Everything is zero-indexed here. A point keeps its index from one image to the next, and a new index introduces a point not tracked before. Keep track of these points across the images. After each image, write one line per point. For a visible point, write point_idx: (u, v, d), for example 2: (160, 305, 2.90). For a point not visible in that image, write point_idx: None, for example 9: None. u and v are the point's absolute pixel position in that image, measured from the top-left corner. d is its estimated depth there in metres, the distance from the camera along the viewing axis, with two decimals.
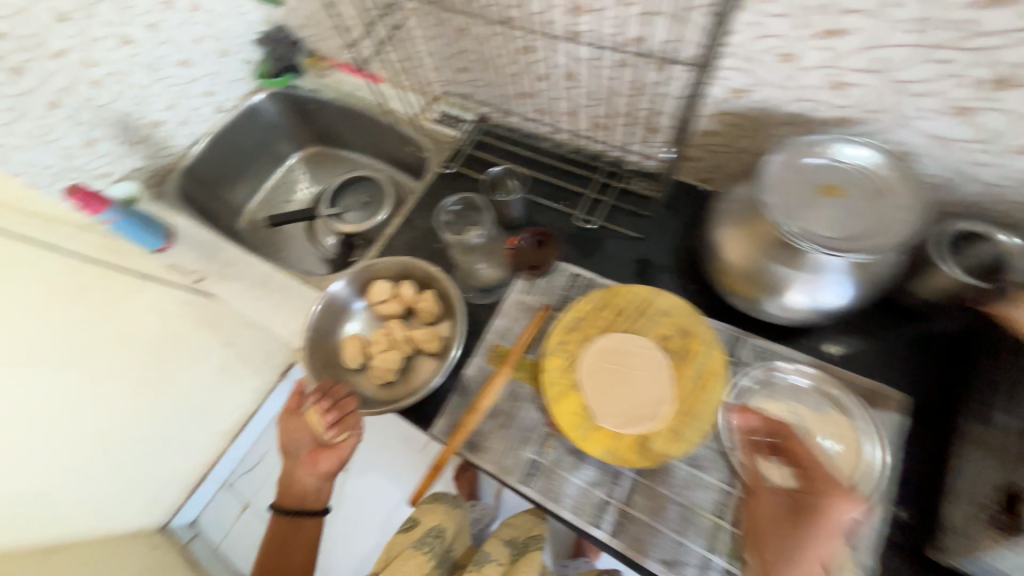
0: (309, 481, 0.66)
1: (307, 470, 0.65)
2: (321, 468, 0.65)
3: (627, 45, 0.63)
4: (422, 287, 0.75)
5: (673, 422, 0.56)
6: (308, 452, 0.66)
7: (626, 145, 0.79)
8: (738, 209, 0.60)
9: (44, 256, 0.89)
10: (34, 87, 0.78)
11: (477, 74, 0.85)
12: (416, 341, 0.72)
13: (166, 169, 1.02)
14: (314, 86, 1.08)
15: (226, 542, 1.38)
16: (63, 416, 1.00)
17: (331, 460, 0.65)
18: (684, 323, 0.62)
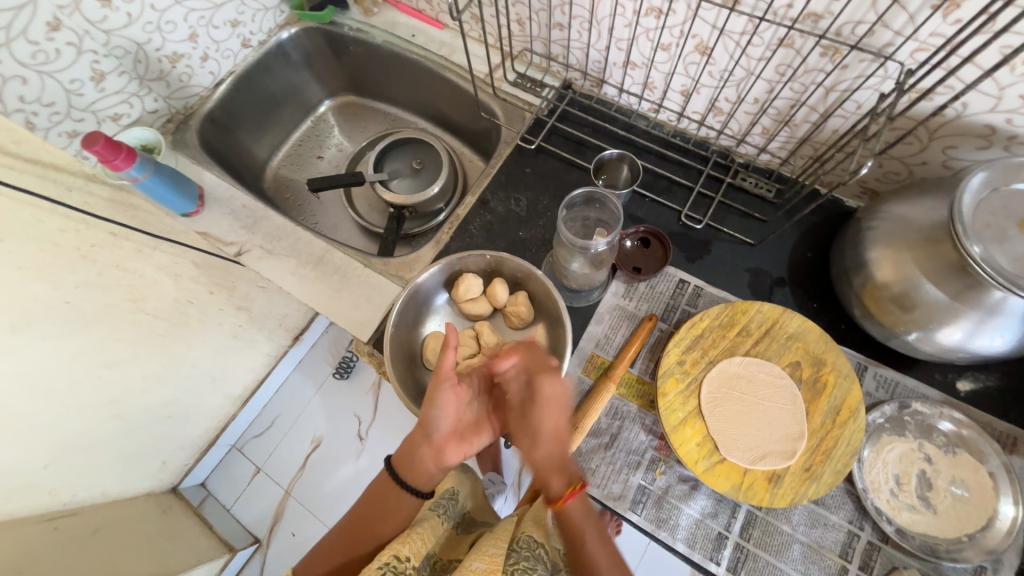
0: (431, 472, 0.54)
1: (433, 450, 0.54)
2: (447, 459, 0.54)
3: (800, 22, 0.52)
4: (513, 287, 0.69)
5: (806, 460, 0.53)
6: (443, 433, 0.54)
7: (736, 131, 0.68)
8: (898, 231, 0.53)
9: (47, 211, 0.67)
10: (29, 2, 0.61)
11: (573, 33, 0.71)
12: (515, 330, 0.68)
13: (184, 114, 0.86)
14: (359, 24, 0.91)
15: (238, 507, 1.20)
16: (63, 386, 0.78)
17: (456, 453, 0.54)
18: (816, 351, 0.57)
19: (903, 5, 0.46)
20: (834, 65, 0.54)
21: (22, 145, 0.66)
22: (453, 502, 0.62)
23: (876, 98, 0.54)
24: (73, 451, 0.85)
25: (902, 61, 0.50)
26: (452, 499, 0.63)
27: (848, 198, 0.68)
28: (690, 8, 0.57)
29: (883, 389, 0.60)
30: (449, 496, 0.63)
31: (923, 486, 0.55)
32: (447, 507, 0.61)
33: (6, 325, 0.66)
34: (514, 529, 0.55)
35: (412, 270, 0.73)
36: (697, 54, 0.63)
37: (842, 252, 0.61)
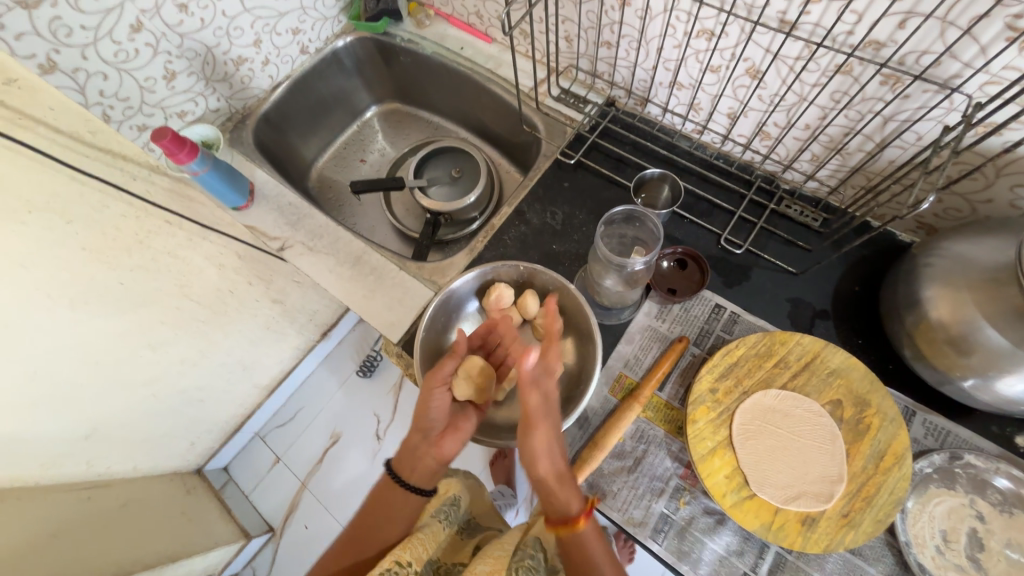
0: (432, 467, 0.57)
1: (433, 449, 0.56)
2: (446, 453, 0.57)
3: (861, 49, 0.51)
4: (544, 299, 0.69)
5: (844, 506, 0.50)
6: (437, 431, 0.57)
7: (789, 149, 0.67)
8: (958, 270, 0.50)
9: (112, 198, 0.72)
10: (117, 7, 0.65)
11: (621, 51, 0.72)
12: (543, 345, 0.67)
13: (242, 113, 0.91)
14: (411, 36, 0.95)
15: (256, 494, 1.23)
16: (108, 362, 0.82)
17: (451, 445, 0.57)
18: (859, 391, 0.54)
19: (975, 36, 0.44)
20: (902, 99, 0.52)
21: (96, 136, 0.70)
22: (455, 509, 0.62)
23: (939, 129, 0.52)
24: (112, 425, 0.89)
25: (970, 93, 0.48)
26: (455, 506, 0.63)
27: (901, 232, 0.65)
28: (744, 32, 0.57)
29: (933, 436, 0.56)
30: (451, 502, 0.63)
31: (973, 546, 0.51)
32: (448, 513, 0.61)
33: (64, 301, 0.71)
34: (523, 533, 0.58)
35: (444, 275, 0.74)
36: (747, 78, 0.62)
37: (893, 288, 0.58)
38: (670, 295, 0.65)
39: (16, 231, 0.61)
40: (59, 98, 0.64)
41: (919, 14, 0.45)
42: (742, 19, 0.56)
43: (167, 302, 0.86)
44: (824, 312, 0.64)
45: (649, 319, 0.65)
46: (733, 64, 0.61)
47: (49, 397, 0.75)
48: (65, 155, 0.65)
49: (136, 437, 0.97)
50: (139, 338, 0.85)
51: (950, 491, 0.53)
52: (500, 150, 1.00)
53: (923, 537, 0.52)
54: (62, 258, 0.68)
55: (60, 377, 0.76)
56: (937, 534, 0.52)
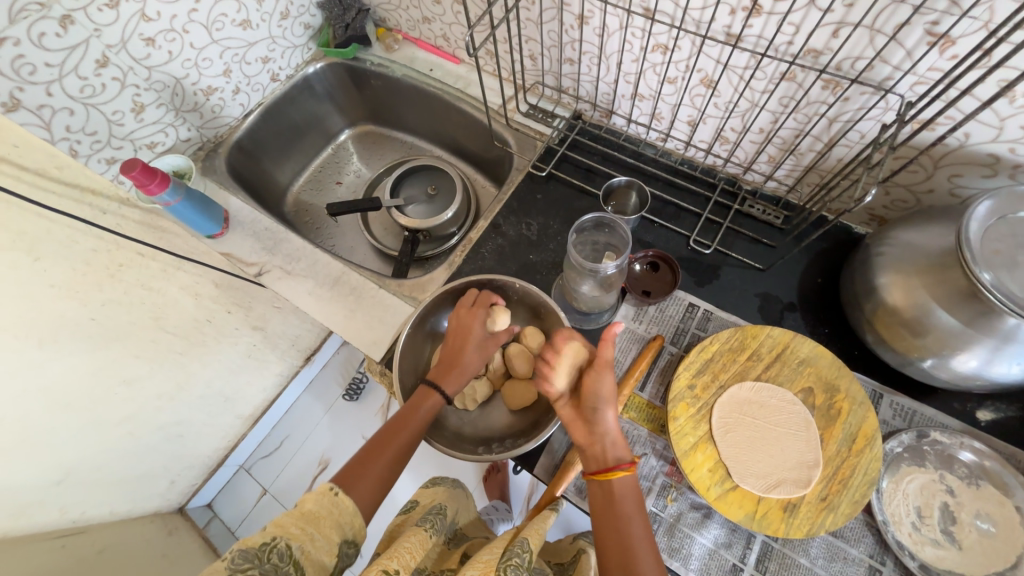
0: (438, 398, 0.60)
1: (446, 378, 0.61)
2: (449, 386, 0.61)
3: (801, 57, 0.54)
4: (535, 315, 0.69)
5: (823, 489, 0.52)
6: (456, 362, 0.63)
7: (747, 151, 0.70)
8: (907, 257, 0.54)
9: (82, 233, 0.71)
10: (81, 43, 0.65)
11: (583, 67, 0.75)
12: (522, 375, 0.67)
13: (214, 142, 0.91)
14: (380, 60, 0.97)
15: (243, 529, 1.19)
16: (81, 401, 0.80)
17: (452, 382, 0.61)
18: (828, 377, 0.56)
19: (900, 41, 0.48)
20: (842, 100, 0.56)
21: (64, 170, 0.70)
22: (441, 517, 0.60)
23: (879, 127, 0.56)
24: (87, 466, 0.86)
25: (902, 93, 0.52)
26: (441, 514, 0.61)
27: (856, 224, 0.69)
28: (694, 45, 0.60)
29: (900, 417, 0.59)
30: (436, 511, 0.61)
31: (946, 520, 0.53)
32: (435, 521, 0.59)
33: (33, 340, 0.69)
34: (513, 538, 0.56)
35: (425, 291, 0.75)
36: (702, 87, 0.65)
37: (852, 277, 0.61)
38: (644, 296, 0.67)
39: None
40: (24, 135, 0.65)
41: (849, 24, 0.49)
42: (692, 33, 0.59)
43: (142, 336, 0.85)
44: (792, 304, 0.66)
45: (626, 322, 0.67)
46: (688, 73, 0.65)
47: (19, 442, 0.73)
48: (31, 192, 0.65)
49: (112, 477, 0.93)
50: (113, 375, 0.83)
51: (920, 467, 0.55)
52: (474, 166, 1.02)
53: (900, 514, 0.54)
54: (31, 297, 0.67)
55: (32, 421, 0.74)
56: (912, 510, 0.54)
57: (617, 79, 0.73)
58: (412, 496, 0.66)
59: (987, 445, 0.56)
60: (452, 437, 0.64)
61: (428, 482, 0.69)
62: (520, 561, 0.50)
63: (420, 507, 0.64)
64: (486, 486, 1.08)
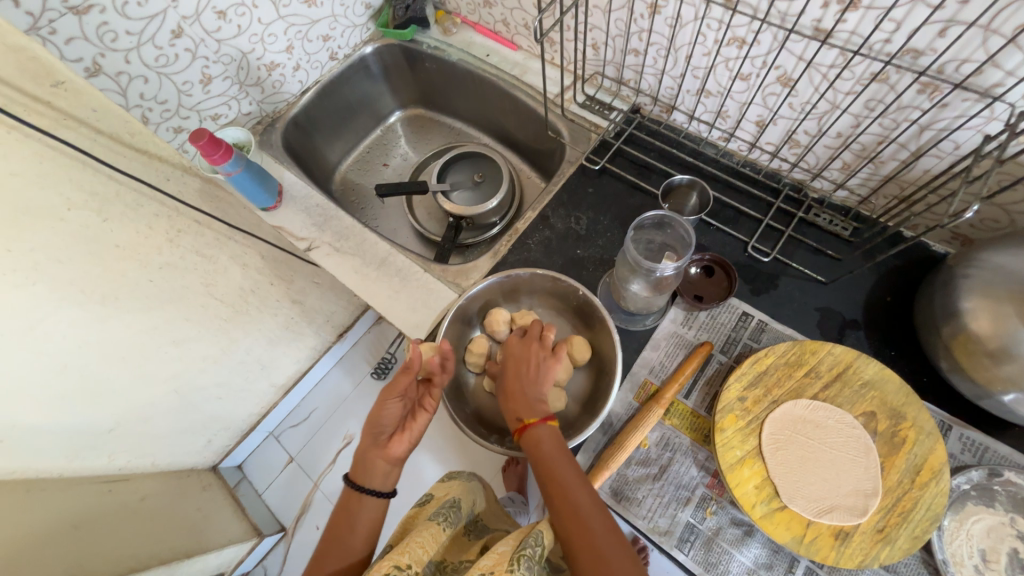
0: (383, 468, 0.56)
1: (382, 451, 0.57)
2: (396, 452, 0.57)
3: (898, 57, 0.50)
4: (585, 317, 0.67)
5: (880, 520, 0.49)
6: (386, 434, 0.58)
7: (819, 156, 0.66)
8: (998, 281, 0.49)
9: (146, 198, 0.74)
10: (160, 12, 0.68)
11: (649, 59, 0.72)
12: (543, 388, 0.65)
13: (272, 117, 0.93)
14: (437, 43, 0.96)
15: (270, 493, 1.23)
16: (135, 358, 0.84)
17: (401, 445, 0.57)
18: (894, 403, 0.53)
19: (1019, 45, 0.43)
20: (939, 106, 0.51)
21: (136, 137, 0.73)
22: (455, 511, 0.60)
23: (980, 138, 0.51)
24: (134, 421, 0.91)
25: (1012, 102, 0.47)
26: (455, 508, 0.61)
27: (935, 242, 0.64)
28: (777, 39, 0.57)
29: (970, 452, 0.55)
30: (451, 504, 0.61)
31: (1015, 567, 0.49)
32: (449, 515, 0.59)
33: (97, 297, 0.72)
34: (529, 530, 0.55)
35: (468, 278, 0.75)
36: (779, 86, 0.62)
37: (929, 299, 0.57)
38: (694, 302, 0.64)
39: (57, 229, 0.64)
40: (102, 100, 0.66)
41: (960, 23, 0.45)
42: (772, 24, 0.55)
43: (191, 300, 0.88)
44: (856, 322, 0.63)
45: (675, 326, 0.65)
46: (763, 68, 0.61)
47: (79, 392, 0.77)
48: (104, 154, 0.67)
49: (157, 432, 0.98)
50: (163, 335, 0.86)
51: (992, 506, 0.51)
52: (522, 156, 1.01)
53: (963, 554, 0.50)
54: (98, 256, 0.70)
55: (93, 373, 0.78)
56: (978, 551, 0.50)
57: (684, 72, 0.69)
58: (427, 489, 0.66)
59: None
60: (480, 425, 0.65)
61: (445, 474, 0.69)
62: (533, 552, 0.49)
63: (434, 500, 0.64)
64: (505, 478, 1.08)
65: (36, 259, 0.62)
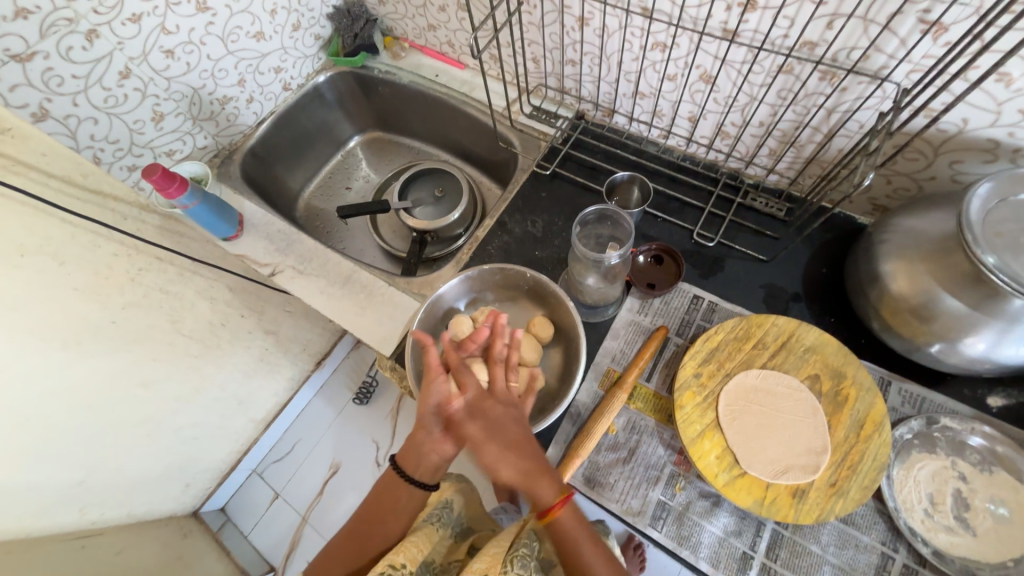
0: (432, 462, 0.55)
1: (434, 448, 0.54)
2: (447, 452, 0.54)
3: (797, 50, 0.56)
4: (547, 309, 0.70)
5: (832, 475, 0.52)
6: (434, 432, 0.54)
7: (747, 144, 0.71)
8: (910, 244, 0.54)
9: (103, 238, 0.74)
10: (106, 55, 0.69)
11: (585, 68, 0.77)
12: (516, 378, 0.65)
13: (229, 149, 0.94)
14: (388, 68, 1.00)
15: (256, 532, 1.19)
16: (101, 403, 0.81)
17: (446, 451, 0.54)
18: (835, 364, 0.57)
19: (893, 31, 0.49)
20: (841, 89, 0.56)
21: (88, 177, 0.73)
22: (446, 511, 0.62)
23: (877, 116, 0.57)
24: (104, 470, 0.87)
25: (898, 81, 0.53)
26: (447, 507, 0.63)
27: (859, 214, 0.70)
28: (693, 42, 0.62)
29: (910, 404, 0.59)
30: (442, 504, 0.63)
31: (959, 506, 0.52)
32: (441, 515, 0.61)
33: (57, 343, 0.71)
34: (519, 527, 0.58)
35: (434, 288, 0.77)
36: (702, 83, 0.66)
37: (855, 266, 0.61)
38: (648, 290, 0.68)
39: (11, 276, 0.63)
40: (52, 143, 0.67)
41: (842, 15, 0.50)
42: (687, 25, 0.60)
43: (157, 338, 0.87)
44: (799, 294, 0.67)
45: (633, 314, 0.68)
46: (685, 67, 0.66)
47: (42, 444, 0.74)
48: (57, 198, 0.67)
49: (130, 480, 0.95)
50: (131, 377, 0.85)
51: (935, 451, 0.55)
52: (480, 169, 1.04)
53: (915, 500, 0.53)
54: (55, 300, 0.69)
55: (58, 423, 0.75)
56: (927, 496, 0.53)
57: (618, 77, 0.74)
58: None
59: (998, 429, 0.55)
60: None
61: None
62: (528, 552, 0.52)
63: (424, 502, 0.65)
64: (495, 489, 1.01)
65: None
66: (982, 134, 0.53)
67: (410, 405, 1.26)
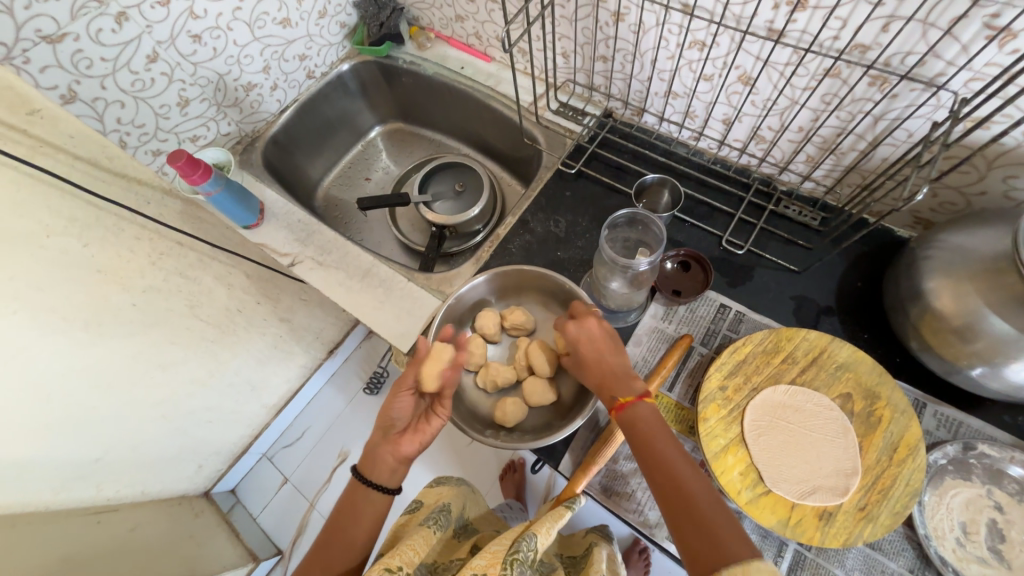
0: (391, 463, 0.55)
1: (390, 446, 0.55)
2: (403, 452, 0.55)
3: (847, 53, 0.53)
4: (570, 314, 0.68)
5: (860, 499, 0.50)
6: (398, 430, 0.57)
7: (783, 149, 0.69)
8: (957, 261, 0.52)
9: (126, 221, 0.74)
10: (135, 38, 0.69)
11: (617, 65, 0.74)
12: (531, 392, 0.66)
13: (251, 137, 0.94)
14: (413, 58, 0.98)
15: (264, 516, 1.20)
16: (121, 385, 0.82)
17: (411, 444, 0.55)
18: (868, 383, 0.54)
19: (955, 36, 0.46)
20: (890, 97, 0.54)
21: (112, 161, 0.72)
22: (445, 514, 0.61)
23: (929, 126, 0.54)
24: (121, 450, 0.89)
25: (956, 90, 0.50)
26: (445, 512, 0.62)
27: (898, 227, 0.67)
28: (734, 41, 0.59)
29: (944, 428, 0.56)
30: (440, 509, 0.62)
31: (994, 537, 0.50)
32: (439, 518, 0.60)
33: (79, 323, 0.71)
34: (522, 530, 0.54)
35: (452, 285, 0.76)
36: (740, 84, 0.64)
37: (894, 282, 0.59)
38: (673, 299, 0.66)
39: (38, 256, 0.63)
40: (79, 126, 0.67)
41: (900, 18, 0.47)
42: (729, 23, 0.58)
43: (176, 321, 0.87)
44: (830, 307, 0.65)
45: (655, 320, 0.67)
46: (723, 67, 0.63)
47: (64, 422, 0.75)
48: (83, 179, 0.67)
49: (146, 460, 0.96)
50: (149, 360, 0.85)
51: (972, 478, 0.53)
52: (501, 164, 1.03)
53: (947, 528, 0.51)
54: (78, 282, 0.69)
55: (79, 402, 0.76)
56: (959, 523, 0.51)
57: (651, 75, 0.72)
58: (415, 497, 0.66)
59: None
60: (468, 415, 0.66)
61: (433, 482, 0.69)
62: (526, 555, 0.48)
63: (425, 507, 0.64)
64: (502, 487, 1.01)
65: (14, 288, 0.62)
66: None
67: None
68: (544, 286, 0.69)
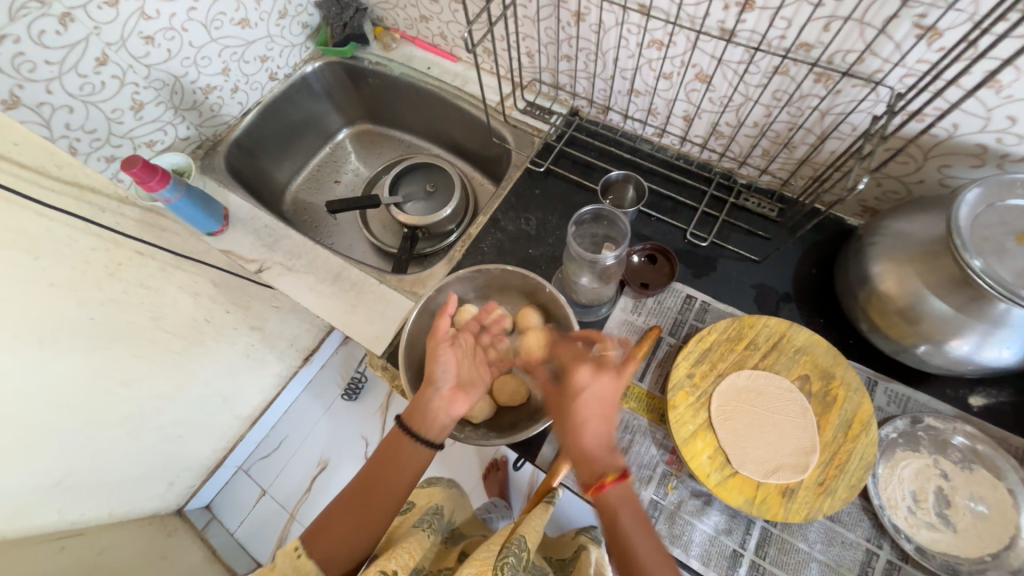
0: (444, 421, 0.56)
1: (444, 404, 0.56)
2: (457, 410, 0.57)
3: (794, 51, 0.56)
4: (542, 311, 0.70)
5: (820, 474, 0.53)
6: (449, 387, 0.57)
7: (740, 144, 0.71)
8: (899, 246, 0.55)
9: (80, 231, 0.71)
10: (82, 40, 0.65)
11: (580, 64, 0.76)
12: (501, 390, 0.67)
13: (213, 141, 0.91)
14: (378, 58, 0.97)
15: (242, 529, 1.17)
16: (81, 402, 0.79)
17: (462, 403, 0.57)
18: (824, 364, 0.57)
19: (889, 34, 0.49)
20: (834, 92, 0.57)
21: (63, 168, 0.70)
22: (438, 517, 0.62)
23: (870, 120, 0.57)
24: (85, 470, 0.85)
25: (892, 85, 0.53)
26: (438, 514, 0.62)
27: (848, 216, 0.71)
28: (690, 41, 0.62)
29: (895, 403, 0.60)
30: (434, 511, 0.63)
31: (941, 503, 0.54)
32: (433, 521, 0.60)
33: (33, 341, 0.68)
34: (510, 533, 0.54)
35: (425, 285, 0.76)
36: (698, 82, 0.66)
37: (845, 268, 0.62)
38: (641, 291, 0.68)
39: None
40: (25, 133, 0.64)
41: (839, 18, 0.50)
42: (684, 23, 0.60)
43: (139, 334, 0.84)
44: (789, 294, 0.68)
45: (625, 313, 0.68)
46: (680, 65, 0.65)
47: (22, 444, 0.72)
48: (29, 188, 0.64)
49: (112, 480, 0.92)
50: (110, 375, 0.82)
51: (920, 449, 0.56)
52: (471, 163, 1.03)
53: (899, 498, 0.54)
54: (30, 296, 0.66)
55: (37, 423, 0.73)
56: (910, 493, 0.55)
57: (613, 73, 0.73)
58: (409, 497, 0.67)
59: (979, 428, 0.57)
60: None
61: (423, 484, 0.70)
62: (517, 560, 0.48)
63: (418, 508, 0.65)
64: (485, 485, 1.02)
65: None
66: (970, 140, 0.53)
67: (400, 402, 1.25)
68: (516, 284, 0.69)
